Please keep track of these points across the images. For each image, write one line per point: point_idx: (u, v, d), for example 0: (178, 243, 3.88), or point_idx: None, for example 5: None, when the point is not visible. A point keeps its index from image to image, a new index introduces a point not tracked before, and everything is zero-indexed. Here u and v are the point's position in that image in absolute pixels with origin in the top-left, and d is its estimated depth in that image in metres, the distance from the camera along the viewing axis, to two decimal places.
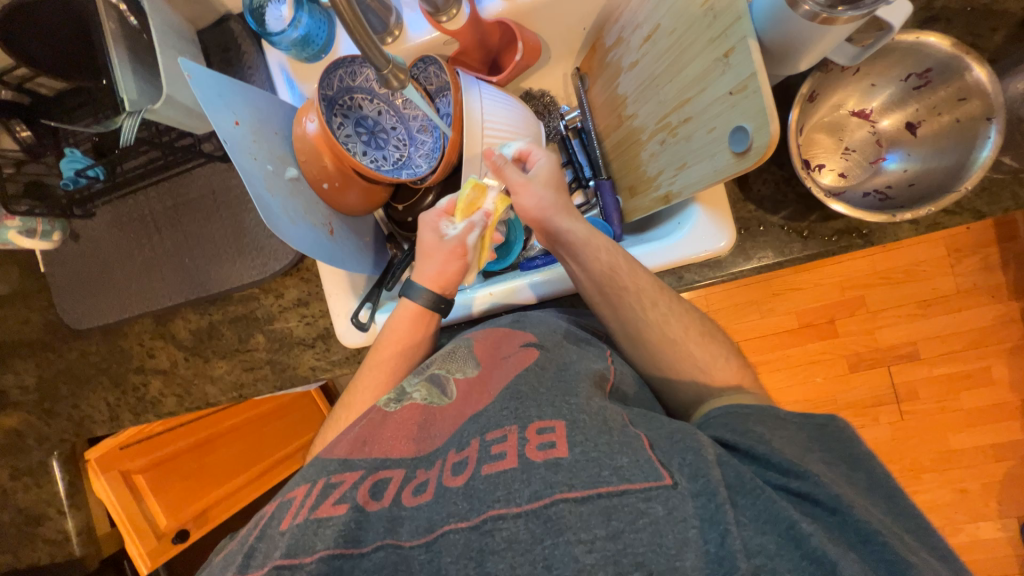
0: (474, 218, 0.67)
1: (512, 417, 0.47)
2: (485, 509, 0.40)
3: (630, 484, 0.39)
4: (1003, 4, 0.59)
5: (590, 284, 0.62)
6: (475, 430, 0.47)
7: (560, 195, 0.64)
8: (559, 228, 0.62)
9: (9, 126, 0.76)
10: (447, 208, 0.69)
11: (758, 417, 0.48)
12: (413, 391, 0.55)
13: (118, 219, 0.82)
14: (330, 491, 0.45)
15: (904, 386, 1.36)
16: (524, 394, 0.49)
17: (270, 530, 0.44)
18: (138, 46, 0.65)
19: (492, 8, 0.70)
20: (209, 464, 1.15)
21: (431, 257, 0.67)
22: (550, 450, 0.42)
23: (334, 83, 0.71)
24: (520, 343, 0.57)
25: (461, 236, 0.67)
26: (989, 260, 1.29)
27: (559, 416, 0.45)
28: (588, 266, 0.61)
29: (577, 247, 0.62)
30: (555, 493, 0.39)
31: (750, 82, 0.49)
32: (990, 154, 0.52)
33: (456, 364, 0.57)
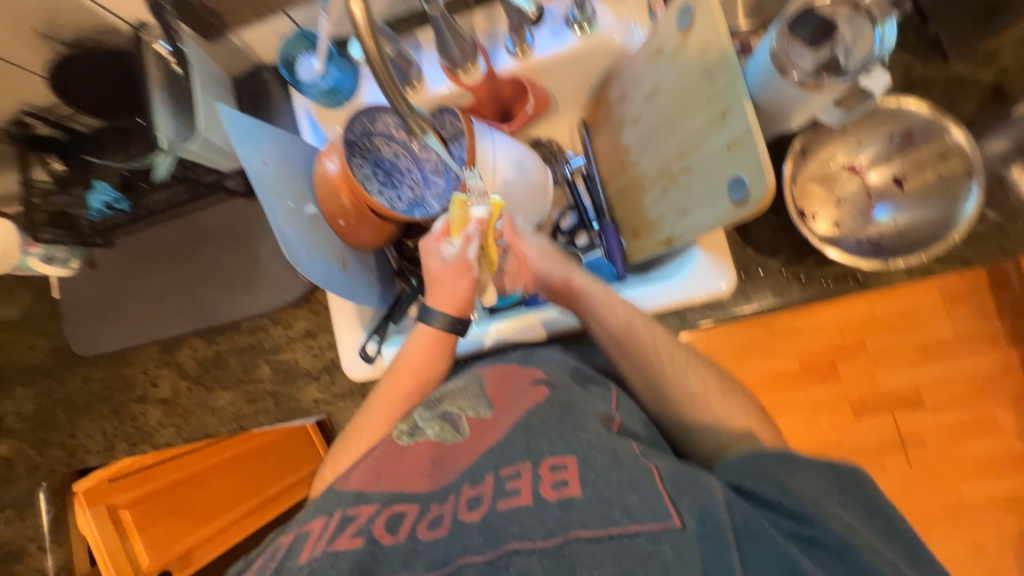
0: (470, 231, 0.65)
1: (525, 452, 0.48)
2: (502, 544, 0.41)
3: (639, 525, 0.39)
4: (973, 75, 0.64)
5: (609, 341, 0.62)
6: (489, 464, 0.48)
7: (568, 262, 0.70)
8: (577, 290, 0.67)
9: (44, 159, 0.78)
10: (440, 229, 0.66)
11: (777, 464, 0.46)
12: (426, 427, 0.55)
13: (137, 249, 0.84)
14: (346, 525, 0.46)
15: (909, 433, 1.35)
16: (536, 428, 0.49)
17: (288, 562, 0.45)
18: (177, 92, 0.70)
19: (506, 66, 0.76)
20: (197, 498, 1.12)
21: (441, 283, 0.66)
22: (563, 489, 0.43)
23: (357, 127, 0.75)
24: (531, 381, 0.58)
25: (463, 253, 0.66)
26: (986, 307, 1.30)
27: (570, 451, 0.46)
28: (606, 322, 0.63)
29: (593, 307, 0.64)
30: (568, 532, 0.40)
31: (747, 137, 0.53)
32: (974, 207, 0.56)
33: (467, 403, 0.57)
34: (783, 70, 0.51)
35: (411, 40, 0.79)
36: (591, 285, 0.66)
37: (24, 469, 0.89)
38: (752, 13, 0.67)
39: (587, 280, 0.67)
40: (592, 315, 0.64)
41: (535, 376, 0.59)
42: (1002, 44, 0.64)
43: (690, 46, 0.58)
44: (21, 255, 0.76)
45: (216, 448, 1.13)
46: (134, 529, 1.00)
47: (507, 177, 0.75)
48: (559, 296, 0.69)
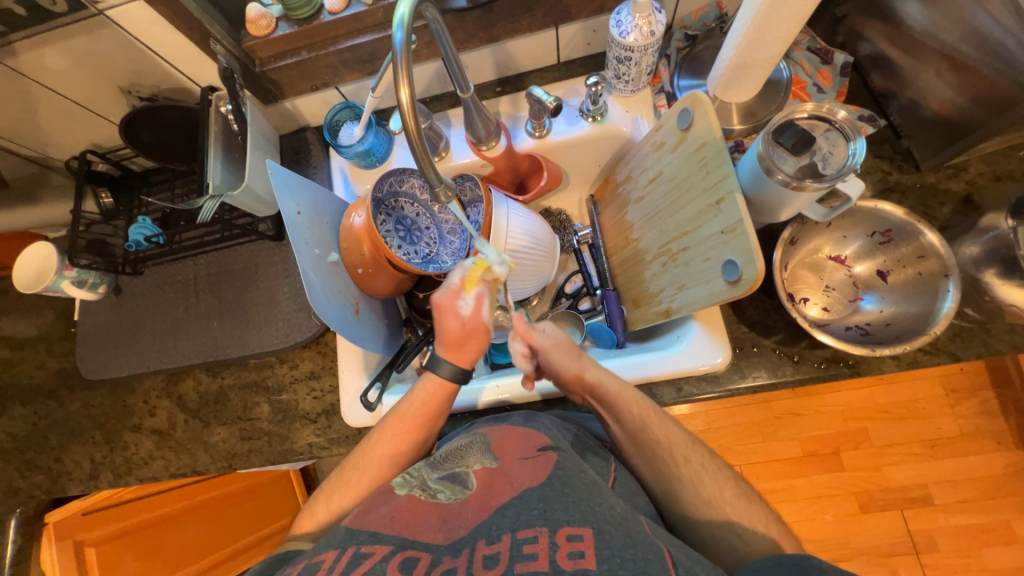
0: (485, 291, 0.71)
1: (541, 518, 0.46)
2: None
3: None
4: (946, 185, 0.71)
5: (626, 437, 0.64)
6: (506, 524, 0.47)
7: (580, 355, 0.68)
8: (591, 381, 0.65)
9: (95, 193, 0.87)
10: (457, 285, 0.71)
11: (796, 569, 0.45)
12: (436, 489, 0.54)
13: (163, 280, 0.88)
14: (361, 561, 0.46)
15: (921, 535, 1.27)
16: (552, 496, 0.48)
17: None
18: (232, 145, 0.79)
19: (524, 144, 0.85)
20: (167, 545, 1.03)
21: (463, 343, 0.70)
22: (579, 560, 0.41)
23: (385, 187, 0.81)
24: (538, 446, 0.58)
25: (478, 313, 0.70)
26: (988, 403, 1.30)
27: (586, 523, 0.45)
28: (623, 419, 0.64)
29: (612, 403, 0.64)
30: None
31: (738, 226, 0.58)
32: (952, 305, 0.59)
33: (473, 457, 0.58)
34: (770, 170, 0.57)
35: (442, 116, 0.89)
36: (605, 376, 0.66)
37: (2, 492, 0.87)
38: (746, 116, 0.76)
39: (602, 372, 0.66)
40: (610, 410, 0.65)
41: (544, 437, 0.60)
42: (970, 160, 0.71)
43: (690, 141, 0.66)
44: (57, 277, 0.81)
45: (189, 488, 1.12)
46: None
47: (518, 243, 0.80)
48: (574, 387, 0.68)
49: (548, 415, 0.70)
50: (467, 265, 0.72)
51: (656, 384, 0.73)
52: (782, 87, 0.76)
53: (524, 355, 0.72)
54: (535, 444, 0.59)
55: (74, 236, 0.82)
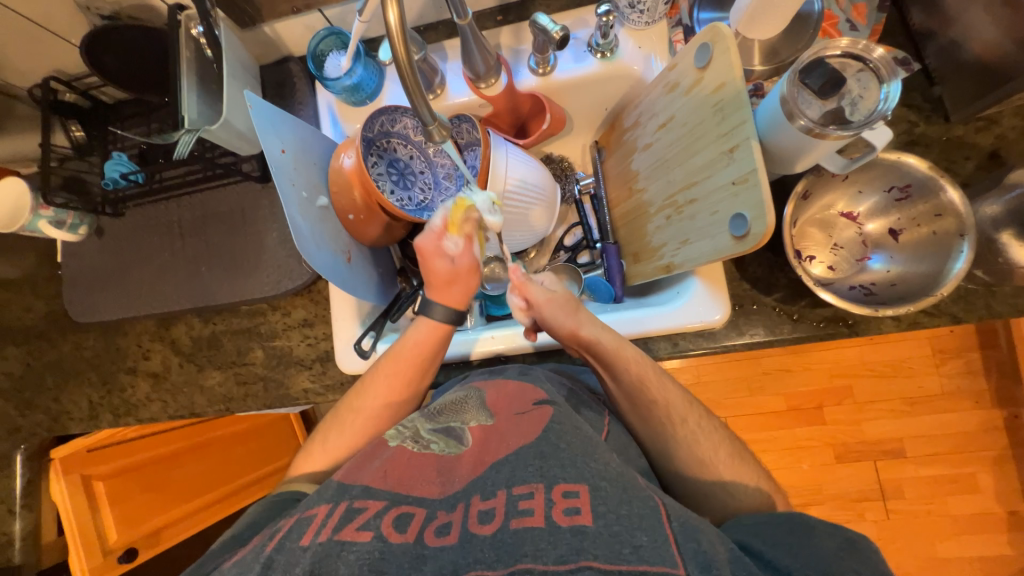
0: (471, 231, 0.69)
1: (537, 474, 0.47)
2: (514, 562, 0.40)
3: (648, 565, 0.39)
4: (973, 138, 0.67)
5: (621, 395, 0.64)
6: (501, 481, 0.47)
7: (577, 310, 0.67)
8: (587, 339, 0.65)
9: (64, 125, 0.81)
10: (441, 226, 0.68)
11: (787, 526, 0.48)
12: (431, 442, 0.55)
13: (146, 222, 0.85)
14: (353, 516, 0.45)
15: (890, 483, 1.34)
16: (548, 453, 0.49)
17: (288, 543, 0.44)
18: (207, 74, 0.72)
19: (526, 82, 0.79)
20: (171, 480, 1.12)
21: (454, 283, 0.70)
22: (575, 517, 0.42)
23: (376, 127, 0.76)
24: (533, 402, 0.58)
25: (467, 252, 0.70)
26: (972, 364, 1.33)
27: (582, 480, 0.46)
28: (619, 376, 0.64)
29: (609, 360, 0.64)
30: (581, 560, 0.39)
31: (751, 175, 0.55)
32: (963, 267, 0.57)
33: (469, 414, 0.59)
34: (791, 115, 0.53)
35: (437, 48, 0.81)
36: (602, 334, 0.65)
37: (4, 429, 0.89)
38: (768, 56, 0.70)
39: (598, 330, 0.65)
40: (606, 366, 0.65)
41: (540, 392, 0.60)
42: (1003, 111, 0.66)
43: (705, 82, 0.61)
44: (33, 216, 0.78)
45: (192, 429, 1.17)
46: (106, 504, 1.00)
47: (516, 190, 0.76)
48: (569, 342, 0.67)
49: (543, 369, 0.71)
50: (448, 205, 0.68)
51: (652, 339, 0.73)
52: (811, 22, 0.69)
53: (523, 308, 0.71)
54: (530, 398, 0.59)
55: (45, 172, 0.76)
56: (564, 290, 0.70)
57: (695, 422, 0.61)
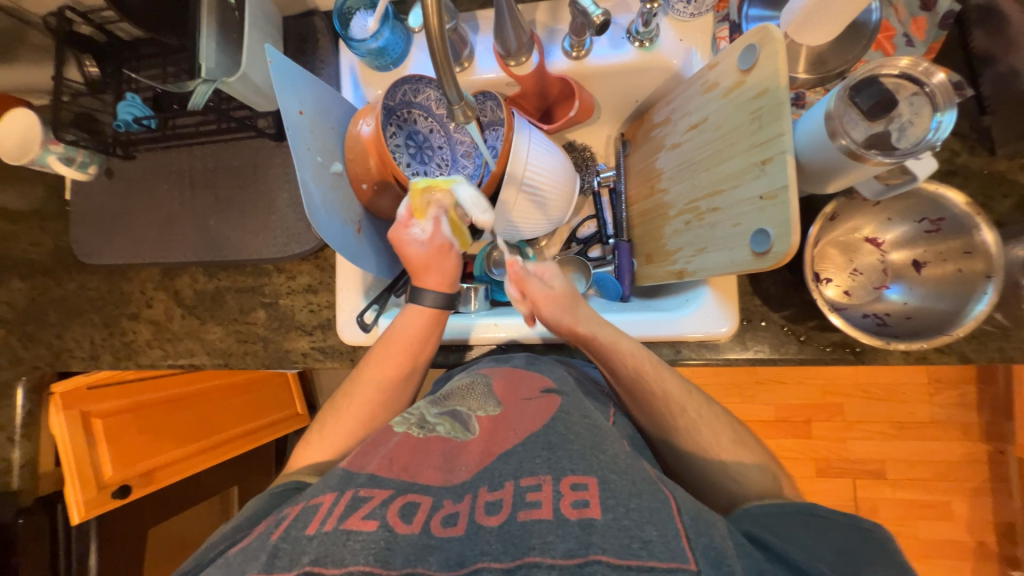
0: (435, 214, 0.69)
1: (546, 467, 0.47)
2: (520, 555, 0.40)
3: (658, 561, 0.39)
4: (1016, 175, 0.64)
5: (622, 391, 0.64)
6: (509, 473, 0.48)
7: (576, 309, 0.65)
8: (584, 335, 0.64)
9: (78, 60, 0.78)
10: (406, 216, 0.70)
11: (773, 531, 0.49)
12: (436, 425, 0.56)
13: (156, 168, 0.83)
14: (359, 505, 0.46)
15: (865, 502, 1.36)
16: (556, 445, 0.49)
17: (295, 532, 0.44)
18: (228, 21, 0.69)
19: (558, 65, 0.75)
20: (168, 423, 1.16)
21: (428, 269, 0.71)
22: (584, 510, 0.43)
23: (398, 96, 0.74)
24: (541, 389, 0.59)
25: (435, 236, 0.70)
26: (966, 397, 1.33)
27: (591, 472, 0.46)
28: (617, 372, 0.63)
29: (608, 355, 0.63)
30: (591, 553, 0.39)
31: (781, 193, 0.53)
32: (984, 309, 0.57)
33: (475, 402, 0.59)
34: (834, 134, 0.51)
35: (469, 18, 0.77)
36: (600, 330, 0.64)
37: (6, 360, 0.90)
38: (815, 65, 0.66)
39: (596, 325, 0.64)
40: (604, 361, 0.64)
41: (546, 381, 0.61)
42: None
43: (747, 87, 0.57)
44: (42, 151, 0.75)
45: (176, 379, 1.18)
46: (102, 440, 1.03)
47: (535, 177, 0.74)
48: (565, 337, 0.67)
49: (548, 357, 0.71)
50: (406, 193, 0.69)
51: (655, 343, 0.72)
52: (867, 33, 0.65)
53: (521, 300, 0.70)
54: (536, 386, 0.60)
55: (58, 107, 0.74)
56: (563, 285, 0.68)
57: (693, 411, 0.62)
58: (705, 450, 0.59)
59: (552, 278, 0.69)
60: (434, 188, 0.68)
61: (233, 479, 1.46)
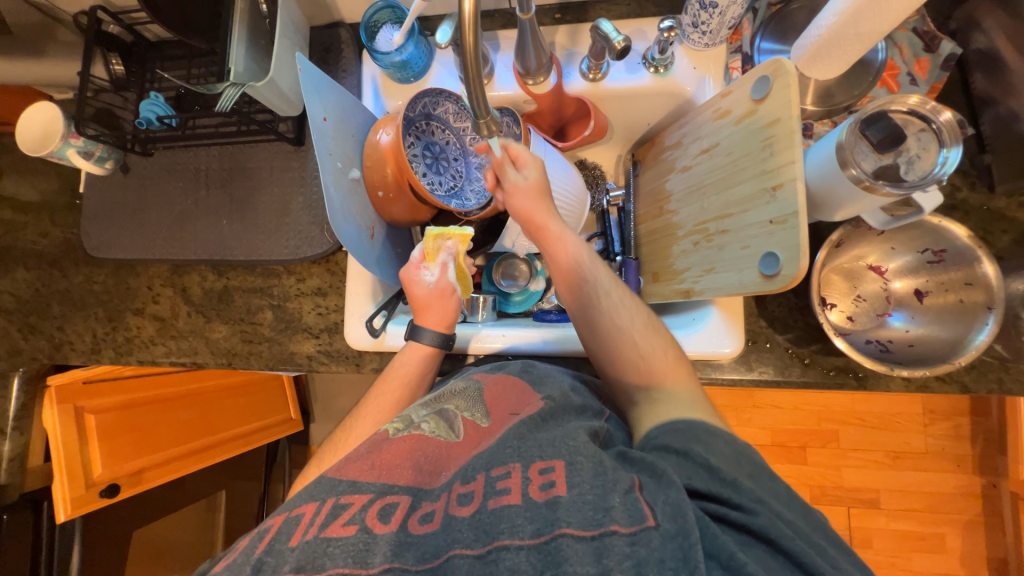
0: (445, 259, 0.73)
1: (515, 455, 0.47)
2: (491, 540, 0.40)
3: (616, 525, 0.40)
4: (1013, 213, 0.67)
5: (561, 281, 0.68)
6: (481, 465, 0.47)
7: (537, 201, 0.68)
8: (539, 223, 0.68)
9: (105, 57, 0.79)
10: (418, 258, 0.73)
11: (688, 434, 0.50)
12: (422, 422, 0.55)
13: (173, 165, 0.84)
14: (339, 512, 0.44)
15: (859, 531, 1.36)
16: (525, 435, 0.50)
17: (278, 545, 0.43)
18: (258, 28, 0.71)
19: (575, 86, 0.78)
20: (161, 423, 1.14)
21: (430, 309, 0.71)
22: (550, 490, 0.43)
23: (419, 107, 0.75)
24: (529, 401, 0.58)
25: (443, 280, 0.72)
26: (960, 429, 1.34)
27: (558, 456, 0.46)
28: (556, 258, 0.68)
29: (551, 243, 0.68)
30: (556, 529, 0.40)
31: (791, 218, 0.54)
32: (985, 339, 0.58)
33: (462, 405, 0.58)
34: (845, 163, 0.52)
35: (490, 36, 0.80)
36: (550, 220, 0.68)
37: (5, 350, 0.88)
38: (822, 98, 0.69)
39: (548, 216, 0.68)
40: (547, 250, 0.69)
41: (537, 394, 0.59)
42: None
43: (759, 115, 0.60)
44: (62, 144, 0.75)
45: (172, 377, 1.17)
46: (94, 438, 1.01)
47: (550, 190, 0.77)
48: (525, 225, 0.70)
49: (554, 368, 0.71)
50: (421, 240, 0.74)
51: None
52: (873, 70, 0.68)
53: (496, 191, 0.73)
54: (525, 400, 0.59)
55: (81, 101, 0.76)
56: (538, 179, 0.68)
57: (618, 296, 0.65)
58: (621, 329, 0.63)
59: (529, 171, 0.68)
60: (449, 236, 0.74)
61: (220, 484, 1.43)
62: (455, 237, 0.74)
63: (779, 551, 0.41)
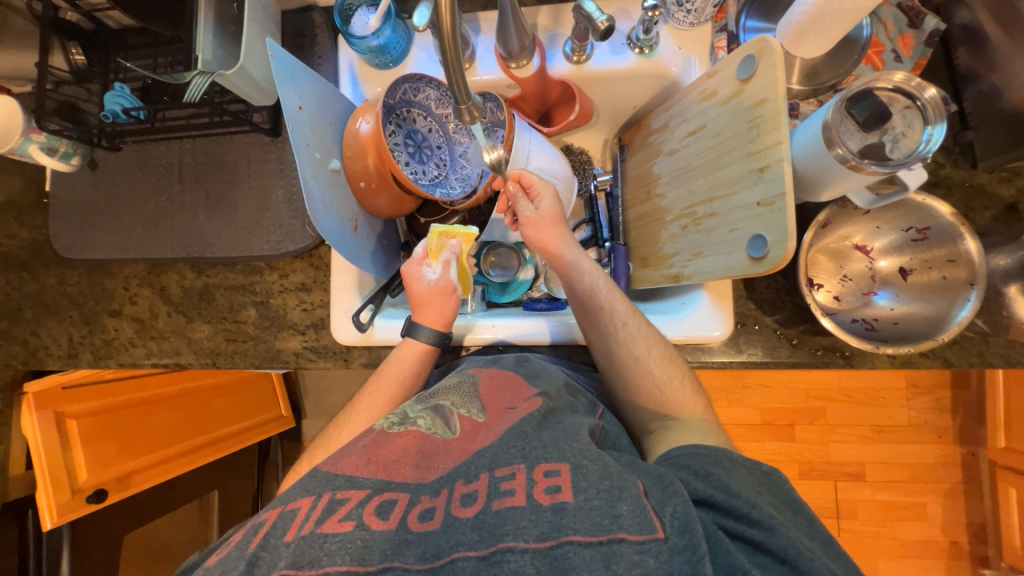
0: (448, 258, 0.72)
1: (520, 456, 0.47)
2: (495, 541, 0.40)
3: (626, 533, 0.40)
4: (995, 189, 0.68)
5: (577, 308, 0.67)
6: (485, 464, 0.47)
7: (554, 230, 0.69)
8: (556, 252, 0.68)
9: (64, 47, 0.75)
10: (421, 255, 0.72)
11: (712, 459, 0.50)
12: (417, 418, 0.54)
13: (143, 160, 0.81)
14: (336, 507, 0.44)
15: (846, 503, 1.40)
16: (529, 434, 0.49)
17: (274, 539, 0.43)
18: (226, 13, 0.68)
19: (559, 69, 0.76)
20: (148, 425, 1.12)
21: (428, 306, 0.70)
22: (556, 495, 0.43)
23: (398, 94, 0.73)
24: (525, 395, 0.57)
25: (444, 278, 0.71)
26: (941, 401, 1.38)
27: (563, 459, 0.46)
28: (573, 286, 0.67)
29: (568, 271, 0.68)
30: (562, 536, 0.40)
31: (778, 200, 0.54)
32: (968, 315, 0.59)
33: (459, 401, 0.57)
34: (832, 142, 0.52)
35: (471, 18, 0.77)
36: (567, 249, 0.68)
37: None
38: (808, 76, 0.69)
39: (564, 245, 0.69)
40: (564, 278, 0.68)
41: (532, 388, 0.58)
42: None
43: (746, 95, 0.59)
44: (24, 140, 0.72)
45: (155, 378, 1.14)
46: (78, 444, 0.98)
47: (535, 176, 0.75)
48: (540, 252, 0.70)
49: (547, 359, 0.71)
50: (425, 237, 0.73)
51: None
52: (858, 47, 0.67)
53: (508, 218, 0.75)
54: (522, 395, 0.58)
55: (41, 94, 0.71)
56: (552, 208, 0.70)
57: (634, 326, 0.64)
58: (638, 360, 0.63)
59: (543, 201, 0.70)
60: (455, 236, 0.73)
61: (214, 484, 1.41)
62: (461, 237, 0.74)
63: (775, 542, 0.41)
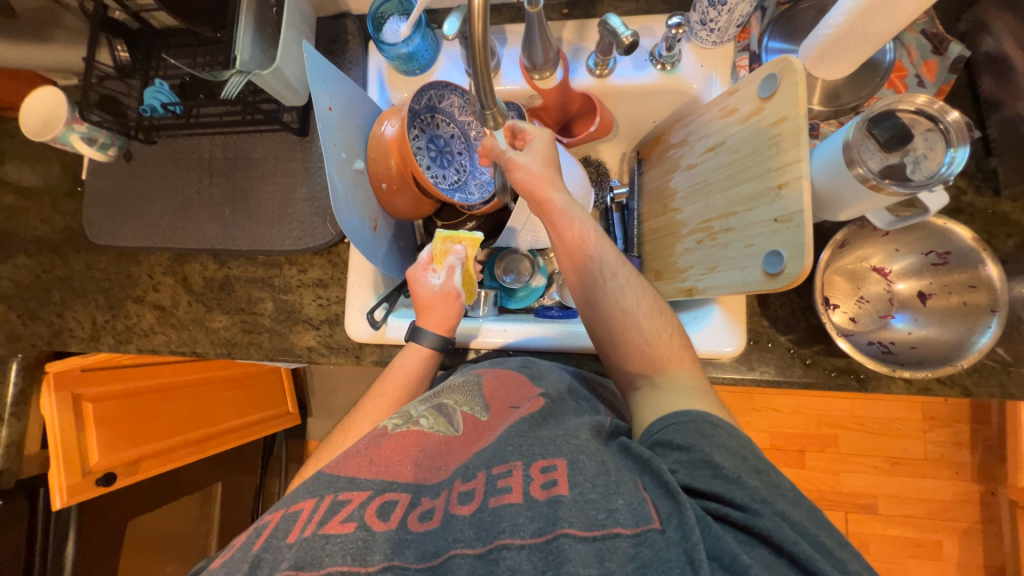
0: (452, 262, 0.73)
1: (517, 452, 0.47)
2: (492, 539, 0.40)
3: (621, 527, 0.40)
4: (1019, 216, 0.67)
5: (564, 256, 0.65)
6: (483, 463, 0.47)
7: (545, 175, 0.65)
8: (546, 198, 0.64)
9: (110, 44, 0.78)
10: (426, 260, 0.73)
11: (691, 427, 0.50)
12: (421, 417, 0.55)
13: (176, 154, 0.84)
14: (338, 509, 0.44)
15: (857, 537, 1.36)
16: (528, 433, 0.50)
17: (276, 541, 0.43)
18: (265, 16, 0.71)
19: (581, 82, 0.78)
20: (159, 413, 1.14)
21: (432, 310, 0.71)
22: (552, 489, 0.43)
23: (424, 100, 0.75)
24: (529, 396, 0.57)
25: (448, 282, 0.72)
26: (959, 436, 1.34)
27: (560, 454, 0.46)
28: (562, 233, 0.64)
29: (556, 218, 0.64)
30: (558, 529, 0.40)
31: (796, 216, 0.54)
32: (988, 341, 0.58)
33: (463, 398, 0.58)
34: (851, 162, 0.52)
35: (498, 30, 0.80)
36: (557, 194, 0.64)
37: (3, 336, 0.89)
38: (829, 98, 0.69)
39: (554, 190, 0.65)
40: (552, 226, 0.65)
41: (535, 388, 0.59)
42: None
43: (765, 114, 0.59)
44: (66, 129, 0.75)
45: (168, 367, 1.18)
46: (91, 426, 1.00)
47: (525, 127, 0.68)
48: (528, 197, 0.67)
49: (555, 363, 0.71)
50: (430, 243, 0.75)
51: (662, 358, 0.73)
52: (881, 70, 0.68)
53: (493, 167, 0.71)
54: (524, 394, 0.59)
55: (87, 88, 0.74)
56: (543, 154, 0.66)
57: (624, 277, 0.63)
58: (626, 313, 0.61)
59: (535, 143, 0.67)
60: (458, 240, 0.75)
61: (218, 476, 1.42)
62: (464, 241, 0.75)
63: (781, 555, 0.40)
